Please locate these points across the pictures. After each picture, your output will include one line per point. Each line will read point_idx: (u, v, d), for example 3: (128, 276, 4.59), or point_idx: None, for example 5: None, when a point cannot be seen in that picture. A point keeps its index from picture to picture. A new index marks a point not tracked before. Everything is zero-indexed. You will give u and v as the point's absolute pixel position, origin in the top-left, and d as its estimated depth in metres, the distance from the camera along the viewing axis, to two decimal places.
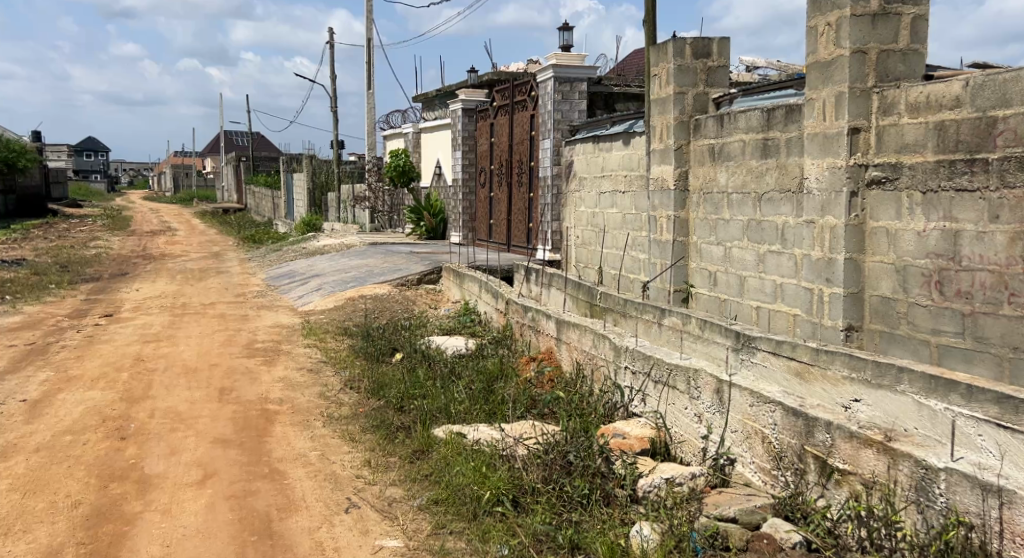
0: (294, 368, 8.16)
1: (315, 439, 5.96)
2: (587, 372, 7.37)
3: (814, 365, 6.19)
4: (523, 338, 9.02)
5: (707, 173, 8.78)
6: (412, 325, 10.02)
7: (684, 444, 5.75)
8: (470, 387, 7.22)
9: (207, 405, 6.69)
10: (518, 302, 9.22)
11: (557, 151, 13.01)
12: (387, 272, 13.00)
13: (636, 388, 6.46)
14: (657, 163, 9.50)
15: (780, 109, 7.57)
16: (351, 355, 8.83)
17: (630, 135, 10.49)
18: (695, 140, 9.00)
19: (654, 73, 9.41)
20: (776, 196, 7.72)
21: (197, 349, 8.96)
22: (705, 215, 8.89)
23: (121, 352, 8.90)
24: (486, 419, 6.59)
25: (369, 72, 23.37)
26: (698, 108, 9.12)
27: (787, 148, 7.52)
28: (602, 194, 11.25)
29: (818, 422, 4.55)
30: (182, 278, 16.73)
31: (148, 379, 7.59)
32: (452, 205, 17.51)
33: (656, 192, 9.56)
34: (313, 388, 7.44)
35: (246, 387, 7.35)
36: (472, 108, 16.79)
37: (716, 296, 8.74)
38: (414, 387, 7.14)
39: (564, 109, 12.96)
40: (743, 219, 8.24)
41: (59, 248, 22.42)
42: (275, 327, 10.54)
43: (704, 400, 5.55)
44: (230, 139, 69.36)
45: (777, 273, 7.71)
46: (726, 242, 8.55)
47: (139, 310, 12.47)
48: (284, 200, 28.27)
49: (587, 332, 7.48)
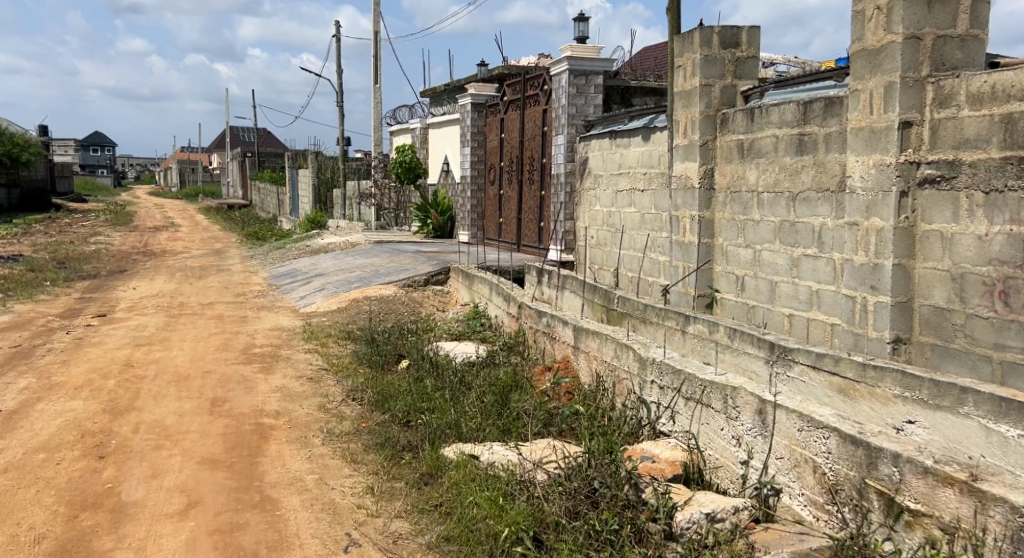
0: (293, 376, 7.63)
1: (313, 460, 5.43)
2: (608, 385, 6.82)
3: (861, 382, 5.69)
4: (537, 345, 8.48)
5: (736, 171, 8.26)
6: (419, 329, 9.51)
7: (721, 469, 5.22)
8: (482, 401, 6.70)
9: (197, 419, 6.16)
10: (531, 307, 8.68)
11: (571, 147, 12.45)
12: (392, 272, 12.47)
13: (664, 404, 5.96)
14: (680, 160, 8.96)
15: (819, 101, 7.05)
16: (354, 361, 8.31)
17: (650, 130, 9.94)
18: (722, 136, 8.47)
19: (678, 65, 8.87)
20: (813, 196, 7.20)
21: (190, 354, 8.43)
22: (732, 215, 8.36)
23: (110, 357, 8.37)
24: (500, 435, 6.07)
25: (375, 66, 22.83)
26: (725, 101, 8.58)
27: (826, 144, 6.99)
28: (619, 192, 10.70)
29: (883, 454, 4.04)
30: (182, 275, 16.22)
31: (135, 387, 7.06)
32: (459, 203, 16.98)
33: (678, 191, 9.01)
34: (312, 398, 6.91)
35: (240, 398, 6.82)
36: (481, 103, 16.23)
37: (744, 302, 8.22)
38: (421, 400, 6.65)
39: (579, 104, 12.41)
40: (775, 220, 7.73)
41: (58, 244, 21.93)
42: (274, 330, 10.02)
43: (744, 421, 5.02)
44: (236, 134, 69.19)
45: (812, 279, 7.19)
46: (756, 245, 8.03)
47: (133, 310, 11.95)
48: (289, 196, 27.78)
49: (608, 340, 6.94)
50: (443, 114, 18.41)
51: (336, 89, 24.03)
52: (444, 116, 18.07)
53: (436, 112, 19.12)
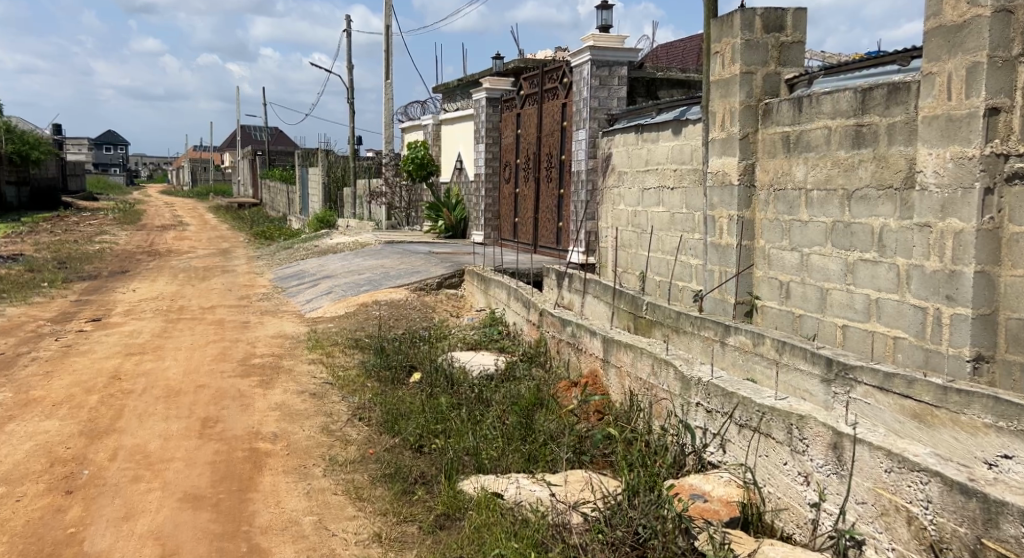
0: (295, 391, 6.93)
1: (312, 497, 4.72)
2: (644, 405, 6.10)
3: (940, 408, 5.08)
4: (560, 356, 7.77)
5: (782, 166, 7.53)
6: (432, 338, 8.85)
7: (784, 510, 4.52)
8: (504, 423, 6.02)
9: (185, 443, 5.47)
10: (554, 314, 7.95)
11: (593, 143, 11.70)
12: (403, 275, 11.77)
13: (712, 429, 5.27)
14: (716, 154, 8.21)
15: (880, 88, 6.32)
16: (361, 373, 7.60)
17: (681, 123, 9.22)
18: (765, 128, 7.74)
19: (715, 51, 8.14)
20: (872, 193, 6.52)
21: (184, 366, 7.73)
22: (776, 215, 7.64)
23: (97, 368, 7.68)
24: (525, 464, 5.38)
25: (386, 61, 22.13)
26: (768, 90, 7.84)
27: (888, 136, 6.30)
28: (646, 191, 9.97)
29: (1007, 510, 3.42)
30: (185, 277, 15.55)
31: (118, 405, 6.36)
32: (473, 201, 16.29)
33: (714, 188, 8.26)
34: (315, 418, 6.20)
35: (234, 417, 6.11)
36: (496, 98, 15.51)
37: (788, 310, 7.51)
38: (434, 421, 5.99)
39: (602, 97, 11.66)
40: (826, 220, 7.04)
41: (60, 243, 21.31)
42: (277, 337, 9.31)
43: (814, 455, 4.34)
44: (248, 134, 68.93)
45: (871, 286, 6.54)
46: (803, 248, 7.32)
47: (130, 314, 11.27)
48: (299, 194, 27.12)
49: (644, 355, 6.20)
50: (456, 110, 17.67)
51: (346, 85, 23.32)
52: (457, 112, 17.36)
53: (448, 108, 18.38)
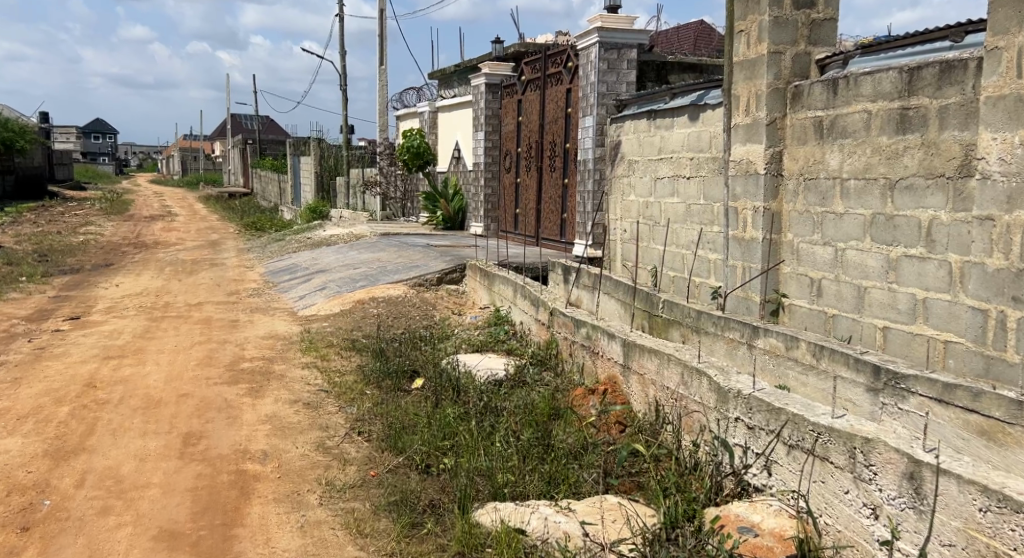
0: (287, 400, 6.35)
1: (307, 532, 4.21)
2: (672, 418, 5.55)
3: (1014, 425, 4.70)
4: (574, 359, 7.20)
5: (813, 154, 6.94)
6: (434, 339, 8.29)
7: (846, 546, 3.96)
8: (519, 439, 5.46)
9: (163, 464, 4.88)
10: (567, 315, 7.37)
11: (601, 130, 11.10)
12: (401, 269, 11.18)
13: (755, 448, 4.72)
14: (739, 141, 7.62)
15: (931, 67, 5.79)
16: (360, 380, 7.02)
17: (699, 109, 8.64)
18: (794, 113, 7.16)
19: (739, 29, 7.56)
20: (919, 182, 5.96)
21: (167, 371, 7.12)
22: (807, 207, 7.06)
23: (71, 375, 7.07)
24: (545, 487, 4.83)
25: (380, 47, 21.45)
26: (797, 72, 7.27)
27: (939, 120, 5.76)
28: (659, 180, 9.38)
29: None
30: (171, 271, 14.90)
31: (91, 418, 5.76)
32: (472, 192, 15.69)
33: (737, 178, 7.67)
34: (309, 433, 5.61)
35: (220, 433, 5.52)
36: (496, 84, 14.89)
37: (820, 310, 6.95)
38: (442, 436, 5.44)
39: (610, 81, 11.05)
40: (864, 213, 6.48)
41: (44, 234, 20.63)
42: (267, 338, 8.71)
43: (883, 485, 3.80)
44: (239, 123, 68.12)
45: (918, 285, 5.98)
46: (837, 242, 6.75)
47: (112, 312, 10.63)
48: (290, 183, 26.42)
49: (672, 362, 5.62)
50: (454, 96, 17.03)
51: (339, 71, 22.64)
52: (454, 98, 16.74)
53: (445, 94, 17.73)
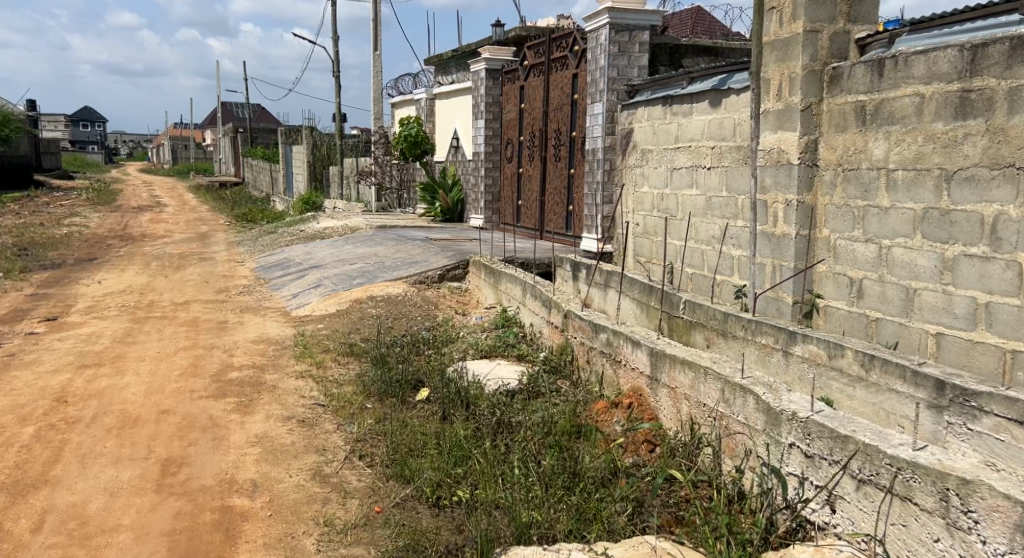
0: (279, 416, 5.75)
1: None
2: (710, 439, 4.96)
3: None
4: (591, 367, 6.60)
5: (854, 142, 6.32)
6: (437, 344, 7.68)
7: None
8: (540, 465, 4.85)
9: (135, 501, 4.36)
10: (583, 317, 6.76)
11: (611, 117, 10.48)
12: (400, 266, 10.55)
13: (815, 480, 4.15)
14: (770, 129, 6.98)
15: (999, 44, 5.25)
16: (359, 391, 6.40)
17: (721, 94, 8.01)
18: (832, 97, 6.54)
19: (771, 6, 6.94)
20: (982, 174, 5.41)
21: (147, 383, 6.49)
22: (846, 200, 6.43)
23: (41, 386, 6.47)
24: (575, 527, 4.27)
25: (374, 33, 20.75)
26: (835, 52, 6.64)
27: (1009, 104, 5.22)
28: (676, 170, 8.76)
29: None
30: (157, 266, 14.26)
31: (58, 441, 5.14)
32: (471, 182, 15.06)
33: (766, 168, 7.03)
34: (304, 457, 5.03)
35: (204, 459, 4.92)
36: (496, 69, 14.24)
37: (860, 313, 6.33)
38: (452, 463, 4.83)
39: (621, 65, 10.40)
40: (913, 208, 5.88)
41: (27, 226, 19.93)
42: (258, 342, 8.10)
43: (987, 537, 3.41)
44: (230, 112, 67.28)
45: (980, 287, 5.44)
46: (882, 239, 6.14)
47: (92, 312, 10.00)
48: (282, 173, 25.71)
49: (711, 377, 5.01)
50: (452, 83, 16.36)
51: (333, 58, 21.93)
52: (453, 85, 16.08)
53: (442, 81, 17.06)
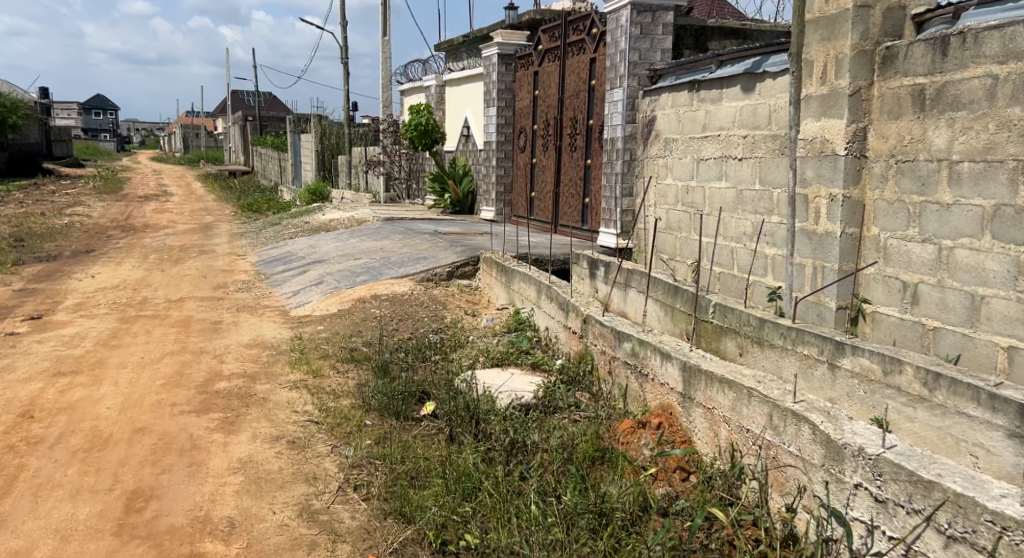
0: (267, 436, 5.14)
1: None
2: (755, 471, 4.31)
3: None
4: (613, 379, 5.96)
5: (910, 130, 5.64)
6: (445, 349, 7.05)
7: None
8: (560, 501, 4.23)
9: (89, 547, 3.92)
10: (604, 323, 6.10)
11: (632, 103, 9.80)
12: (406, 262, 9.91)
13: (890, 530, 3.59)
14: (812, 116, 6.30)
15: None
16: (358, 405, 5.77)
17: (756, 78, 7.33)
18: (884, 81, 5.85)
19: None
20: None
21: (124, 396, 5.88)
22: (899, 194, 5.75)
23: (8, 397, 5.87)
24: None
25: (382, 19, 20.08)
26: (889, 31, 5.92)
27: None
28: (703, 161, 8.08)
29: None
30: (155, 259, 13.67)
31: (13, 468, 4.60)
32: (483, 172, 14.40)
33: (807, 159, 6.34)
34: (290, 489, 4.43)
35: (175, 491, 4.37)
36: (509, 54, 13.55)
37: (914, 322, 5.65)
38: (459, 496, 4.22)
39: (643, 48, 9.71)
40: (981, 204, 5.21)
41: (27, 216, 19.39)
42: (252, 345, 7.49)
43: None
44: (241, 99, 66.64)
45: None
46: (941, 239, 5.46)
47: (79, 310, 9.41)
48: (291, 162, 25.04)
49: (756, 399, 4.33)
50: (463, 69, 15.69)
51: (341, 44, 21.24)
52: (464, 71, 15.40)
53: (453, 67, 16.38)
